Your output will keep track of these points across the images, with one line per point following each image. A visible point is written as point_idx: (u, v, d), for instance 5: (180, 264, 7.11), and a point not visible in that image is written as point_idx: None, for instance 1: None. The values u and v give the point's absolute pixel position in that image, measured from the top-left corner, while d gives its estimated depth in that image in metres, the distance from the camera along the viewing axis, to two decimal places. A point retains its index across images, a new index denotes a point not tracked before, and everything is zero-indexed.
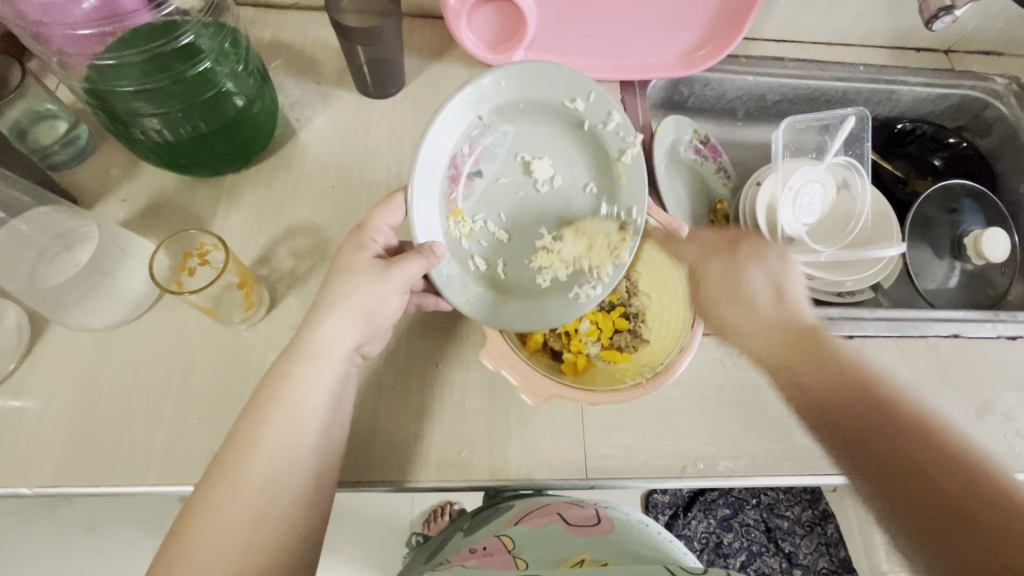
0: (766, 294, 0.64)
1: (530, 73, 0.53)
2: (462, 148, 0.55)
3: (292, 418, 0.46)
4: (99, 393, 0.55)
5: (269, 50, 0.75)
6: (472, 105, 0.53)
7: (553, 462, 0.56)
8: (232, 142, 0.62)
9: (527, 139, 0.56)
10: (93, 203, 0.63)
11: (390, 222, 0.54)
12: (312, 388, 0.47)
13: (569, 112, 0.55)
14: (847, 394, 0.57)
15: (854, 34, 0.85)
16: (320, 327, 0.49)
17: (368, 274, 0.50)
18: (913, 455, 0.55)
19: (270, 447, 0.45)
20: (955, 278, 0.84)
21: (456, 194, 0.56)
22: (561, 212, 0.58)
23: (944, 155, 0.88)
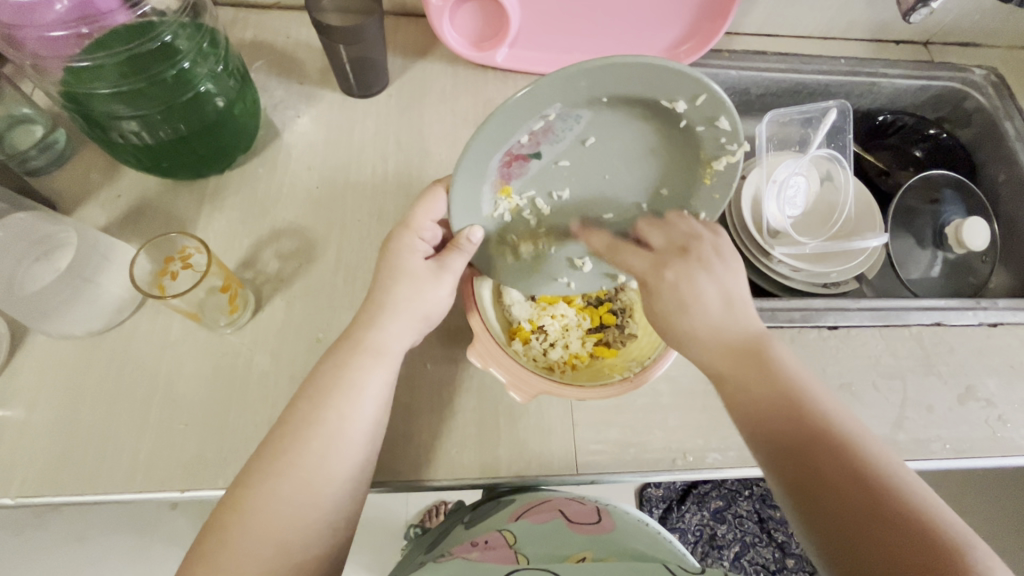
0: (714, 292, 0.48)
1: (635, 73, 0.42)
2: (520, 138, 0.46)
3: (350, 405, 0.46)
4: (84, 400, 0.54)
5: (250, 51, 0.74)
6: (544, 106, 0.43)
7: (543, 458, 0.56)
8: (213, 143, 0.61)
9: (602, 125, 0.48)
10: (72, 208, 0.62)
11: (433, 218, 0.53)
12: (372, 382, 0.48)
13: (664, 107, 0.46)
14: (751, 371, 0.45)
15: (835, 27, 0.85)
16: (383, 324, 0.50)
17: (423, 273, 0.51)
18: (808, 442, 0.41)
19: (327, 437, 0.45)
20: (938, 267, 0.85)
21: (507, 173, 0.50)
22: (620, 196, 0.55)
23: (926, 146, 0.90)
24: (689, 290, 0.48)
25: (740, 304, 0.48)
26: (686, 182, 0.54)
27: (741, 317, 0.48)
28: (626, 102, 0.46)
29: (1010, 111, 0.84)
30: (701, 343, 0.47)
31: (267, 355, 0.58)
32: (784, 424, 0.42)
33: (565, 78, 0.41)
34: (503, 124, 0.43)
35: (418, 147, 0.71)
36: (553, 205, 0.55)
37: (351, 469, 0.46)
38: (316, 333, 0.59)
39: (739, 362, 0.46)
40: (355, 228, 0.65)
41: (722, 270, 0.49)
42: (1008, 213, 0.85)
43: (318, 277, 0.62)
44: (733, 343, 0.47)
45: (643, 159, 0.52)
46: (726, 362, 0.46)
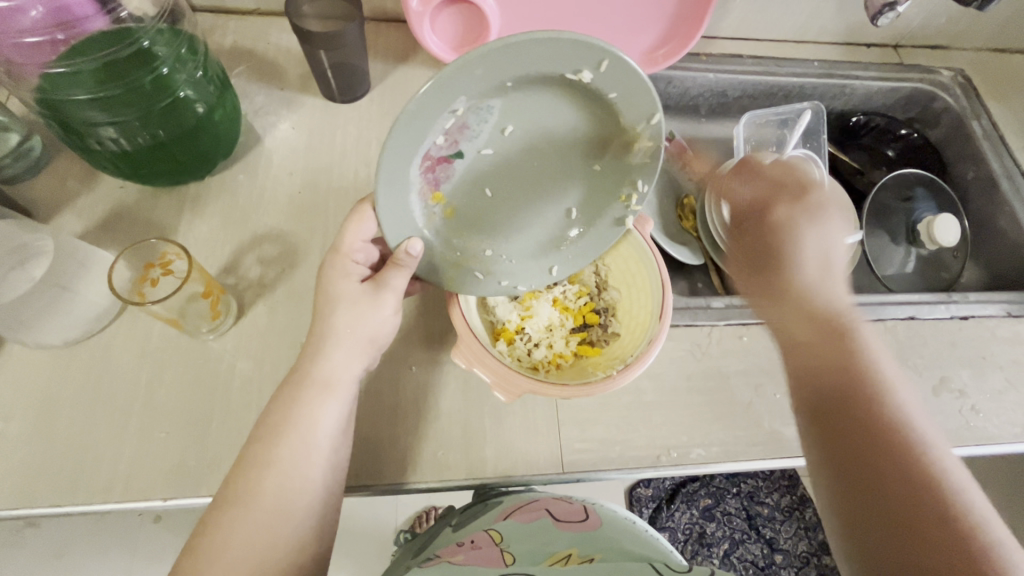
0: (818, 259, 0.55)
1: (531, 51, 0.41)
2: (436, 139, 0.46)
3: (304, 443, 0.47)
4: (62, 410, 0.53)
5: (230, 57, 0.74)
6: (451, 102, 0.42)
7: (528, 457, 0.56)
8: (192, 150, 0.61)
9: (513, 111, 0.48)
10: (49, 216, 0.62)
11: (363, 237, 0.52)
12: (326, 414, 0.48)
13: (571, 79, 0.46)
14: (828, 350, 0.50)
15: (808, 31, 0.88)
16: (329, 354, 0.49)
17: (361, 298, 0.51)
18: (867, 419, 0.46)
19: (284, 476, 0.46)
20: (912, 263, 0.87)
21: (434, 179, 0.50)
22: (553, 176, 0.54)
23: (898, 146, 0.92)
24: (793, 236, 0.56)
25: (834, 268, 0.56)
26: (616, 152, 0.53)
27: (826, 293, 0.53)
28: (532, 80, 0.45)
29: (976, 111, 0.88)
30: (791, 309, 0.53)
31: (249, 361, 0.57)
32: (835, 392, 0.48)
33: (465, 67, 0.39)
34: (414, 126, 0.42)
35: None
36: (490, 195, 0.54)
37: (311, 506, 0.47)
38: (299, 338, 0.59)
39: (809, 328, 0.52)
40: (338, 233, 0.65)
41: (826, 222, 0.57)
42: (976, 209, 0.88)
43: (301, 281, 0.62)
44: (817, 318, 0.52)
45: (568, 134, 0.51)
46: (802, 334, 0.52)
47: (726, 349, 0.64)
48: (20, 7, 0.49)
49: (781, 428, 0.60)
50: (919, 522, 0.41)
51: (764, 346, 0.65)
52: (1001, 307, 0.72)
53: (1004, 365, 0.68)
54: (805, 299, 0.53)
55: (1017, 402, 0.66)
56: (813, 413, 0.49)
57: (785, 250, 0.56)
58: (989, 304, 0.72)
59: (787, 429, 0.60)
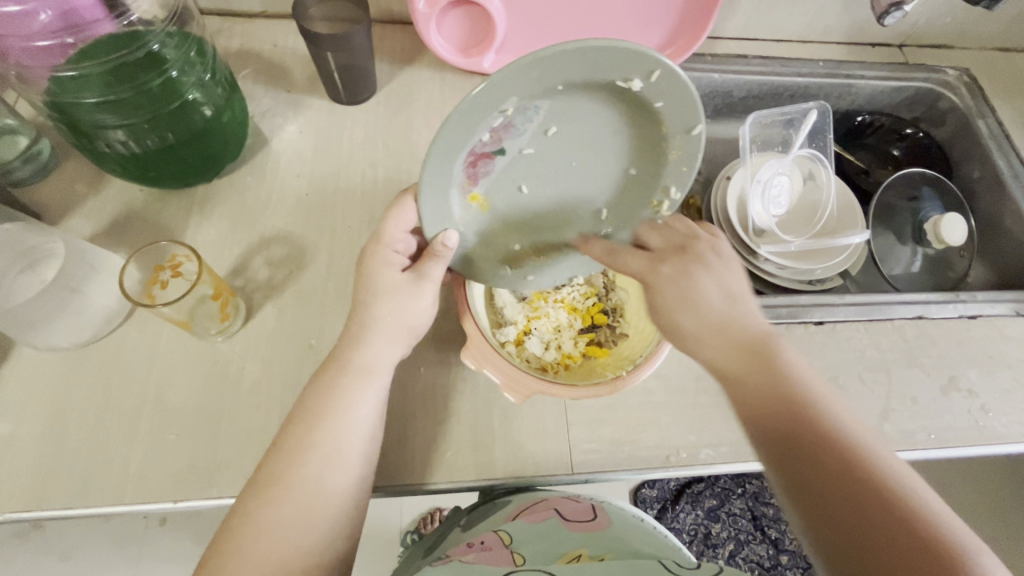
0: (720, 292, 0.49)
1: (587, 57, 0.40)
2: (483, 136, 0.45)
3: (343, 424, 0.47)
4: (72, 412, 0.53)
5: (237, 59, 0.74)
6: (501, 101, 0.41)
7: (538, 458, 0.56)
8: (200, 153, 0.61)
9: (559, 112, 0.47)
10: (57, 219, 0.62)
11: (404, 228, 0.53)
12: (364, 399, 0.48)
13: (619, 87, 0.45)
14: (764, 382, 0.45)
15: (813, 30, 0.88)
16: (370, 342, 0.50)
17: (401, 286, 0.51)
18: (823, 458, 0.41)
19: (324, 455, 0.45)
20: (918, 263, 0.87)
21: (474, 174, 0.49)
22: (589, 180, 0.53)
23: (903, 145, 0.92)
24: (686, 287, 0.48)
25: (743, 301, 0.49)
26: (656, 161, 0.52)
27: (741, 311, 0.48)
28: (584, 84, 0.44)
29: (982, 110, 0.88)
30: (705, 336, 0.48)
31: (259, 363, 0.57)
32: (784, 429, 0.43)
33: (521, 68, 0.39)
34: (464, 124, 0.41)
35: (406, 152, 0.71)
36: (527, 194, 0.53)
37: (349, 487, 0.46)
38: (308, 339, 0.59)
39: (742, 372, 0.46)
40: (345, 235, 0.65)
41: (722, 268, 0.50)
42: (982, 208, 0.88)
43: (309, 283, 0.62)
44: (742, 345, 0.47)
45: (608, 141, 0.51)
46: (736, 373, 0.46)
47: None
48: (29, 11, 0.49)
49: None
50: (900, 560, 0.36)
51: None
52: (1009, 306, 0.72)
53: (1013, 364, 0.68)
54: (713, 323, 0.48)
55: None
56: (769, 454, 0.43)
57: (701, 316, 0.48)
58: (997, 303, 0.72)
59: None
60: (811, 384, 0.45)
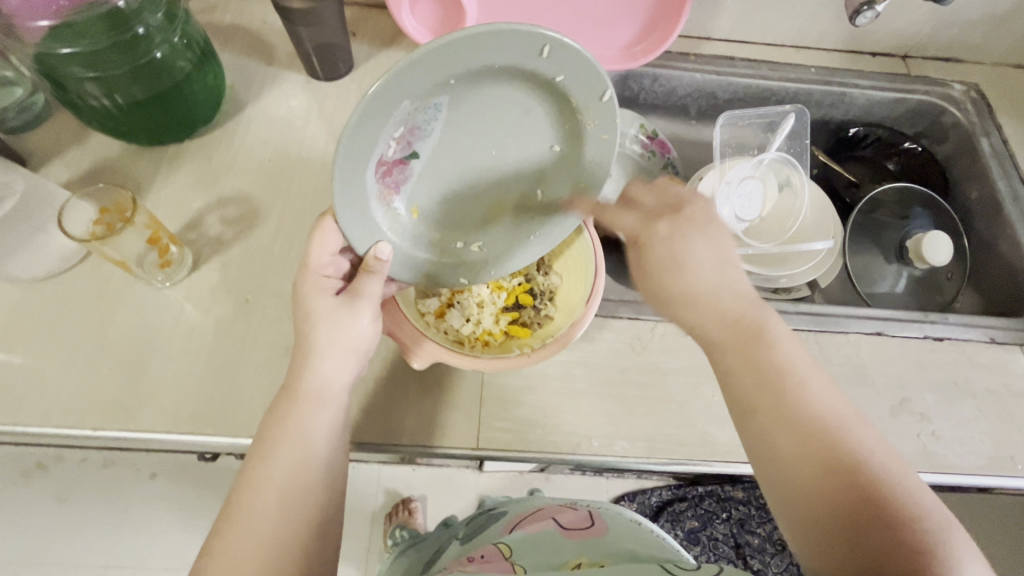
0: (710, 252, 0.49)
1: (463, 51, 0.42)
2: (387, 144, 0.47)
3: (302, 448, 0.47)
4: (18, 340, 0.57)
5: (227, 34, 0.79)
6: (393, 108, 0.43)
7: (447, 430, 0.57)
8: (177, 110, 0.66)
9: (462, 106, 0.48)
10: (40, 165, 0.67)
11: (331, 250, 0.52)
12: (318, 424, 0.49)
13: (518, 67, 0.46)
14: (755, 366, 0.46)
15: (806, 36, 0.85)
16: (315, 365, 0.49)
17: (336, 308, 0.50)
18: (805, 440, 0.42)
19: (284, 483, 0.46)
20: (903, 283, 0.83)
21: (392, 183, 0.50)
22: (515, 164, 0.54)
23: (899, 159, 0.87)
24: (682, 249, 0.49)
25: (732, 263, 0.50)
26: (575, 135, 0.52)
27: (733, 281, 0.49)
28: (478, 74, 0.45)
29: (987, 127, 0.82)
30: (702, 315, 0.48)
31: (196, 312, 0.60)
32: (767, 406, 0.44)
33: (402, 72, 0.40)
34: (359, 138, 0.42)
35: None
36: (455, 183, 0.54)
37: (314, 508, 0.46)
38: (245, 294, 0.62)
39: (770, 424, 0.44)
40: (300, 201, 0.68)
41: (711, 232, 0.50)
42: (978, 232, 0.83)
43: (257, 242, 0.65)
44: (728, 322, 0.48)
45: (524, 122, 0.51)
46: (784, 442, 0.43)
47: (668, 345, 0.62)
48: None
49: (715, 431, 0.58)
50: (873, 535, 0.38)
51: None
52: (984, 332, 0.67)
53: (978, 393, 0.63)
54: (697, 295, 0.48)
55: (986, 432, 0.61)
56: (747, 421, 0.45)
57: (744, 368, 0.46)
58: (972, 328, 0.67)
59: (721, 432, 0.58)
60: (840, 414, 0.44)
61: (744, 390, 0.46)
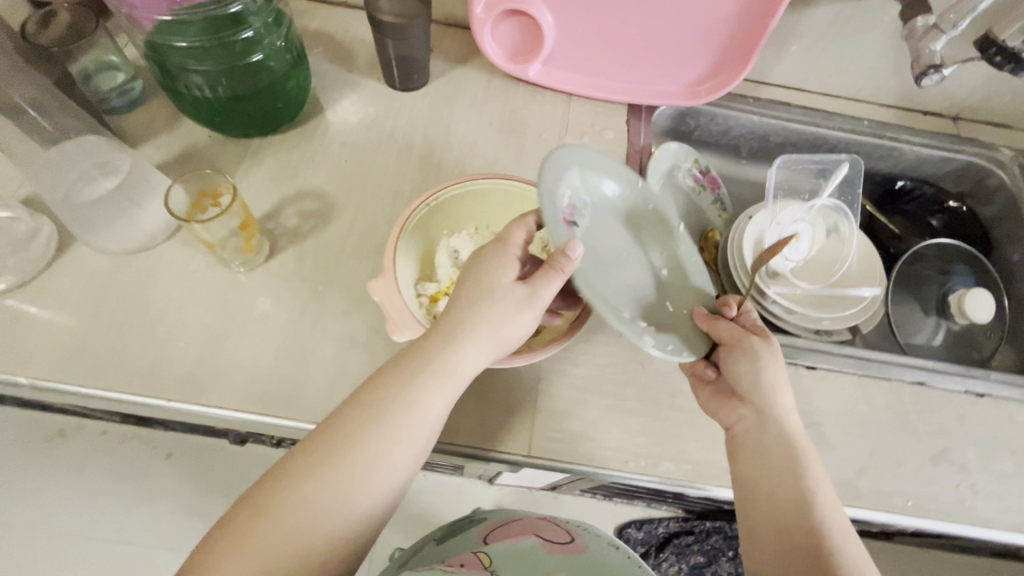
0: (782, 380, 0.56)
1: (609, 164, 0.59)
2: (566, 199, 0.53)
3: (406, 420, 0.49)
4: (104, 308, 0.60)
5: (313, 38, 0.83)
6: (575, 165, 0.55)
7: (499, 434, 0.59)
8: (263, 108, 0.69)
9: (596, 214, 0.58)
10: (134, 146, 0.71)
11: (522, 239, 0.54)
12: (431, 400, 0.50)
13: (630, 188, 0.61)
14: (782, 472, 0.53)
15: (862, 90, 0.88)
16: (456, 348, 0.50)
17: (513, 295, 0.51)
18: (800, 535, 0.51)
19: (371, 448, 0.48)
20: (940, 337, 0.84)
21: (571, 233, 0.52)
22: (648, 279, 0.60)
23: (941, 217, 0.90)
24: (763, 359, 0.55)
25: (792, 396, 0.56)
26: (674, 255, 0.63)
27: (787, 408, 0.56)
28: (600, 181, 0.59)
29: None
30: (755, 419, 0.55)
31: (269, 297, 0.63)
32: (785, 502, 0.53)
33: (585, 149, 0.56)
34: (555, 164, 0.52)
35: (442, 141, 0.78)
36: (604, 280, 0.55)
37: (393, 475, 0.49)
38: (316, 285, 0.64)
39: (777, 510, 0.53)
40: (373, 202, 0.71)
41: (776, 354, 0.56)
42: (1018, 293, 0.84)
43: (332, 236, 0.68)
44: (778, 432, 0.55)
45: (654, 247, 0.62)
46: (778, 535, 0.52)
47: None
48: None
49: None
50: None
51: None
52: None
53: (1017, 451, 0.64)
54: (761, 406, 0.55)
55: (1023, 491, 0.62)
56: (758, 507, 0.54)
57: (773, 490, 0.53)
58: (1013, 387, 0.68)
59: None
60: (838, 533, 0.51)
61: (766, 487, 0.54)
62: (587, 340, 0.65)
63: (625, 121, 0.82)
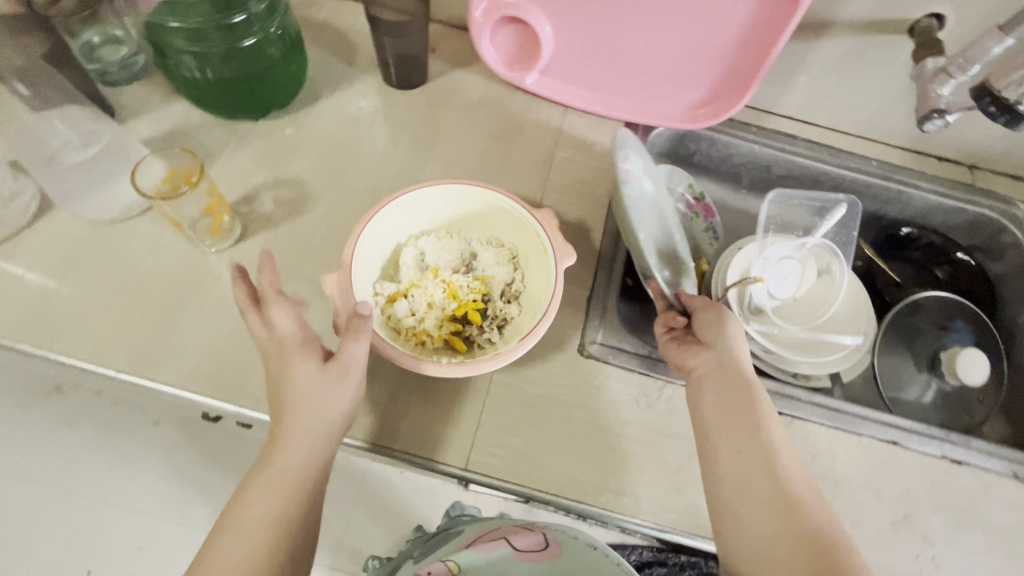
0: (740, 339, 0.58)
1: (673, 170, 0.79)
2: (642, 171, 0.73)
3: (298, 458, 0.50)
4: (70, 273, 0.62)
5: (318, 29, 0.84)
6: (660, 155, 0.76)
7: (439, 443, 0.58)
8: (251, 92, 0.70)
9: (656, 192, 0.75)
10: (127, 119, 0.73)
11: (289, 321, 0.54)
12: (312, 431, 0.50)
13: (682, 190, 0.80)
14: (746, 422, 0.54)
15: (873, 128, 0.85)
16: (314, 391, 0.51)
17: (314, 371, 0.51)
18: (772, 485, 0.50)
19: (275, 505, 0.48)
20: (930, 396, 0.79)
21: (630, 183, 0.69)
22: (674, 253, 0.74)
23: (948, 269, 0.84)
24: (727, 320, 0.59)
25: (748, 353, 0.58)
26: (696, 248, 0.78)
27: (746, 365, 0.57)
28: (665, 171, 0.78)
29: None
30: (717, 376, 0.56)
31: (233, 279, 0.64)
32: (754, 454, 0.52)
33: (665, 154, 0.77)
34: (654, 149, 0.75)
35: (429, 141, 0.77)
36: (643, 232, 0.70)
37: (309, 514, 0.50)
38: (280, 273, 0.65)
39: (747, 462, 0.52)
40: (350, 196, 0.71)
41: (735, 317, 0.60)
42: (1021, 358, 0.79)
43: (304, 225, 0.68)
44: (740, 384, 0.55)
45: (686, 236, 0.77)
46: (756, 490, 0.50)
47: (673, 408, 0.62)
48: None
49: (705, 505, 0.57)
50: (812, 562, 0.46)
51: None
52: (1007, 464, 0.63)
53: (989, 526, 0.60)
54: (723, 360, 0.57)
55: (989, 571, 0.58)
56: (727, 466, 0.52)
57: (738, 442, 0.53)
58: (993, 457, 0.64)
59: None
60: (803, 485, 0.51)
61: (732, 444, 0.53)
62: (544, 357, 0.63)
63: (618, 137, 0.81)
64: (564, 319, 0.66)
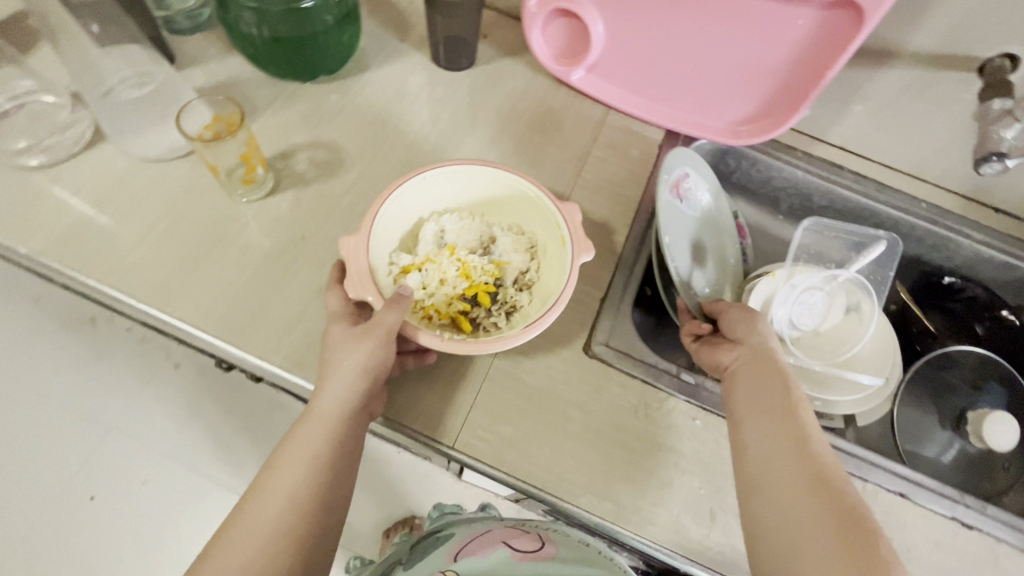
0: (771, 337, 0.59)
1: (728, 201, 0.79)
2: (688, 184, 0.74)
3: (328, 415, 0.51)
4: (109, 203, 0.65)
5: (376, 4, 0.86)
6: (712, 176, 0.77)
7: (430, 419, 0.58)
8: (302, 54, 0.72)
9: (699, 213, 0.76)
10: (184, 67, 0.76)
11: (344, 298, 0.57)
12: (337, 386, 0.51)
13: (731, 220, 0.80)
14: (775, 408, 0.53)
15: (928, 169, 0.81)
16: (342, 351, 0.52)
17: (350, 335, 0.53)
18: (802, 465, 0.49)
19: (305, 459, 0.49)
20: (951, 455, 0.75)
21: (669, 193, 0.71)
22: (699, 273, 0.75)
23: (988, 324, 0.80)
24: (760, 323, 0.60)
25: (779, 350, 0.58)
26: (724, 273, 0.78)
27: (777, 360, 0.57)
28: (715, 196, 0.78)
29: None
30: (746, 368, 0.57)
31: (258, 231, 0.65)
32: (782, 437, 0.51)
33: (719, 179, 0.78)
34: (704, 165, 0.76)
35: (467, 124, 0.78)
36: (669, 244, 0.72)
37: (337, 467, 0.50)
38: (304, 230, 0.66)
39: (775, 444, 0.51)
40: (382, 167, 0.72)
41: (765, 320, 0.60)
42: None
43: (333, 189, 0.69)
44: (769, 371, 0.55)
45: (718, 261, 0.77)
46: (785, 473, 0.49)
47: (671, 422, 0.60)
48: None
49: (689, 524, 0.56)
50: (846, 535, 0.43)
51: (714, 440, 0.60)
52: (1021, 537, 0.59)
53: None
54: (752, 353, 0.57)
55: None
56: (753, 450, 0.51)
57: (767, 430, 0.52)
58: (1008, 527, 0.60)
59: (695, 528, 0.56)
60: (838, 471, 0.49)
61: (759, 430, 0.52)
62: (547, 351, 0.63)
63: (658, 144, 0.80)
64: (574, 317, 0.65)
